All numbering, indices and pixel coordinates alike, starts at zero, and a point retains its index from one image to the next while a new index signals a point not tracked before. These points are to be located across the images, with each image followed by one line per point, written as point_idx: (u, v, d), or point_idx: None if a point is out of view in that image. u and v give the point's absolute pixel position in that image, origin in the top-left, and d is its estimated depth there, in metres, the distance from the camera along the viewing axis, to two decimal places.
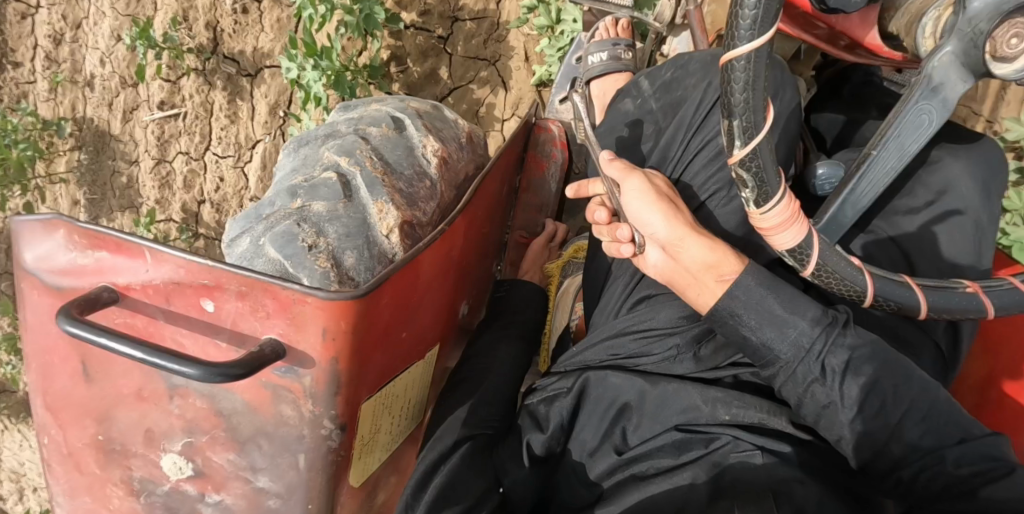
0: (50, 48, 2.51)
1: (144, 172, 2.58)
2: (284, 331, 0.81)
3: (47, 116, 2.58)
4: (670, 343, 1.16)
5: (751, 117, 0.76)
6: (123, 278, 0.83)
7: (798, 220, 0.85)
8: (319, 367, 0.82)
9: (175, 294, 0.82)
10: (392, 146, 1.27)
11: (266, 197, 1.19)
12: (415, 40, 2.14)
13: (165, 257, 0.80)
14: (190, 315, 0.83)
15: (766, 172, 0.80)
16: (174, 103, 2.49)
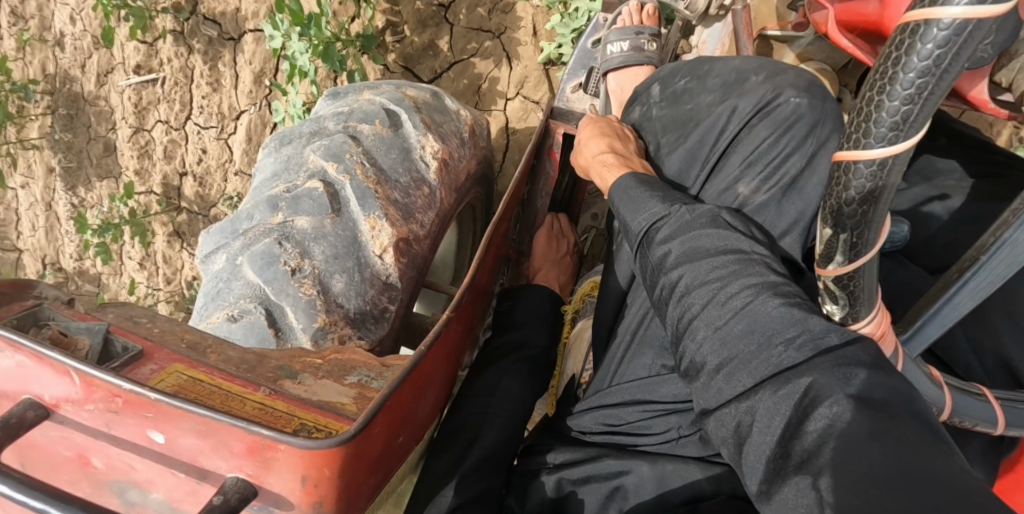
0: (15, 2, 2.32)
1: (122, 140, 2.42)
2: (251, 470, 0.61)
3: (16, 77, 2.40)
4: (670, 422, 1.04)
5: (860, 231, 0.71)
6: (53, 394, 0.63)
7: (888, 339, 0.81)
8: (300, 510, 0.63)
9: (116, 422, 0.63)
10: (385, 148, 1.13)
11: (243, 208, 1.06)
12: (414, 6, 1.98)
13: (89, 377, 0.61)
14: (136, 444, 0.64)
15: (862, 291, 0.77)
16: (152, 68, 2.31)
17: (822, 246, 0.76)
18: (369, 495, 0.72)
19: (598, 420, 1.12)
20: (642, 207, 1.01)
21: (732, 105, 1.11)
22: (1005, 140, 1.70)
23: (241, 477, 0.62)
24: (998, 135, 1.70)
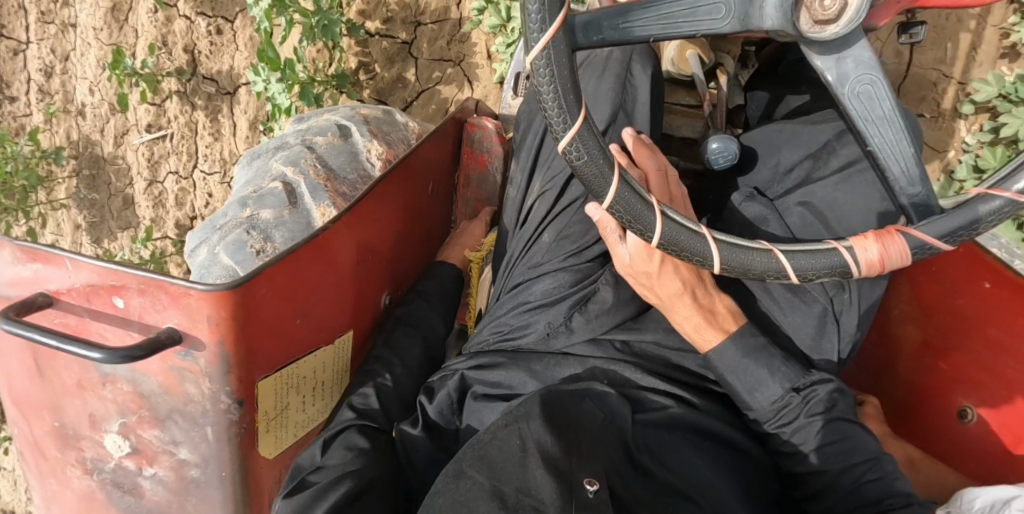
0: (42, 81, 2.59)
1: (139, 193, 2.68)
2: (178, 319, 0.71)
3: (46, 145, 2.67)
4: (548, 317, 1.05)
5: (613, 197, 0.76)
6: (54, 280, 0.75)
7: (890, 251, 0.79)
8: (210, 350, 0.72)
9: (91, 295, 0.74)
10: (336, 154, 1.36)
11: (221, 209, 1.29)
12: (380, 46, 2.22)
13: (78, 260, 0.72)
14: (107, 314, 0.74)
15: (694, 249, 0.79)
16: (161, 125, 2.56)
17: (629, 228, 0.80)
18: (268, 353, 0.78)
19: (491, 331, 1.10)
20: (763, 388, 0.98)
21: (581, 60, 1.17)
22: (948, 98, 1.79)
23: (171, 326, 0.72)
24: (941, 94, 1.79)
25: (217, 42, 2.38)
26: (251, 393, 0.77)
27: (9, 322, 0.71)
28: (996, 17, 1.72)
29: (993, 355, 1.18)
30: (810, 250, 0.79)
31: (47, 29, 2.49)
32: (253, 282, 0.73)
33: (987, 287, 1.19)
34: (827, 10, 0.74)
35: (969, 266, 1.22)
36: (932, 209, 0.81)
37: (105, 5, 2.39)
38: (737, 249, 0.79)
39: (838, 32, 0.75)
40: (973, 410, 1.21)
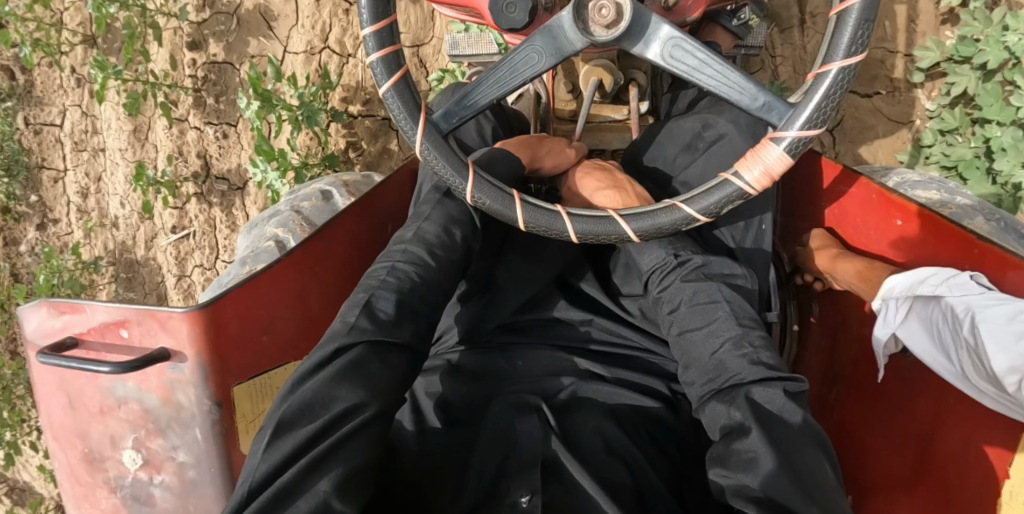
0: (80, 201, 2.68)
1: (169, 288, 2.69)
2: (171, 340, 0.95)
3: (85, 257, 2.73)
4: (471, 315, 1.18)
5: (459, 175, 0.95)
6: (78, 328, 0.98)
7: (760, 166, 0.90)
8: (194, 361, 0.96)
9: (106, 332, 0.97)
10: (319, 213, 1.58)
11: (226, 273, 1.52)
12: (364, 125, 2.42)
13: (95, 305, 0.95)
14: (117, 346, 0.97)
15: (603, 230, 0.93)
16: (184, 225, 2.62)
17: (537, 223, 0.94)
18: (243, 366, 1.01)
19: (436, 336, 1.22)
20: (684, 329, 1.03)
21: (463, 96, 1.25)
22: (900, 71, 1.81)
23: (164, 347, 0.95)
24: (891, 69, 1.81)
25: (224, 145, 2.48)
26: (227, 396, 0.99)
27: (48, 357, 0.95)
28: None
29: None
30: (707, 189, 0.92)
31: (81, 156, 2.61)
32: (218, 307, 0.96)
33: (899, 225, 1.20)
34: (605, 16, 0.89)
35: (879, 208, 1.23)
36: (782, 108, 0.90)
37: (128, 126, 2.53)
38: (645, 218, 0.93)
39: (626, 25, 0.90)
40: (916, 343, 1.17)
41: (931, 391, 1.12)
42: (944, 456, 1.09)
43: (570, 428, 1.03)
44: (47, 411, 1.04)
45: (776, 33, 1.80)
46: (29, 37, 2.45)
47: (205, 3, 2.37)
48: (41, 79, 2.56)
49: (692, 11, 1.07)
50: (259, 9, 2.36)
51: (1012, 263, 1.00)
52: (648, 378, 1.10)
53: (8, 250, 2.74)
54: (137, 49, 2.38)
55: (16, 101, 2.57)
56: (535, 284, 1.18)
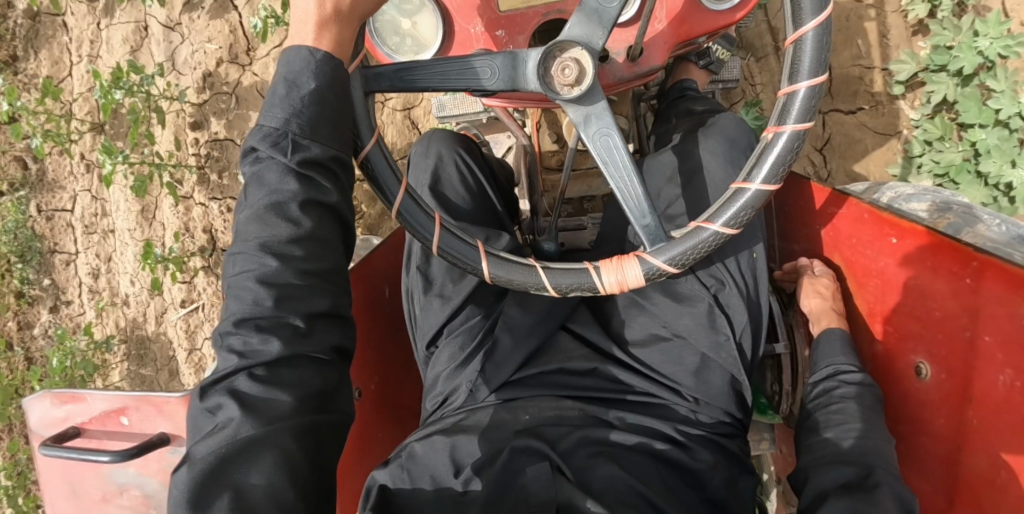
0: (92, 281, 2.53)
1: (182, 363, 2.48)
2: (169, 424, 0.95)
3: (98, 337, 2.54)
4: (467, 372, 1.03)
5: (382, 180, 0.89)
6: (80, 418, 0.97)
7: (617, 278, 0.89)
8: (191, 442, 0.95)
9: (107, 422, 0.97)
10: None
11: None
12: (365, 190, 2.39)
13: (95, 394, 0.96)
14: (116, 434, 0.97)
15: (461, 258, 0.91)
16: (193, 298, 2.44)
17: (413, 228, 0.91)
18: None
19: (432, 401, 1.06)
20: (710, 376, 0.99)
21: (434, 147, 1.23)
22: (879, 85, 1.75)
23: (164, 432, 0.95)
24: (871, 84, 1.76)
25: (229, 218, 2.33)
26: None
27: (49, 449, 0.93)
28: (892, 3, 1.73)
29: (919, 299, 1.03)
30: (565, 268, 0.90)
31: (91, 238, 2.49)
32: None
33: (895, 242, 1.06)
34: (569, 77, 0.86)
35: (873, 226, 1.10)
36: (659, 236, 0.89)
37: (136, 206, 2.42)
38: (504, 266, 0.91)
39: (580, 91, 0.87)
40: (928, 364, 1.03)
41: (953, 408, 0.99)
42: (977, 475, 0.96)
43: (582, 474, 0.93)
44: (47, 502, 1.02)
45: (753, 63, 1.83)
46: (40, 129, 2.40)
47: (206, 85, 2.29)
48: (52, 167, 2.50)
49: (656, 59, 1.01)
50: (257, 86, 2.29)
51: (1017, 273, 0.89)
52: (655, 420, 0.97)
53: (22, 334, 2.60)
54: (141, 132, 2.30)
55: (29, 189, 2.50)
56: (529, 340, 1.04)
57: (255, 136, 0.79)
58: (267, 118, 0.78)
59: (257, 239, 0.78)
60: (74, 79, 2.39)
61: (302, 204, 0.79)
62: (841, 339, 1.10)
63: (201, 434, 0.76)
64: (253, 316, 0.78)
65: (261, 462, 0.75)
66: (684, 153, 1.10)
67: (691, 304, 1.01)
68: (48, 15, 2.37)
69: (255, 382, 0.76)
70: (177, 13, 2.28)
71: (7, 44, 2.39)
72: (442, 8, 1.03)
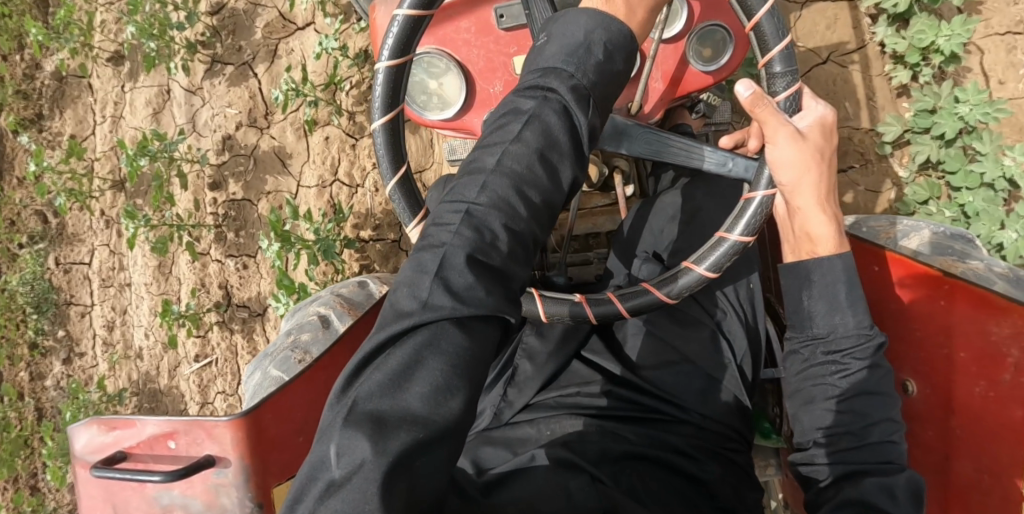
0: (106, 334, 2.50)
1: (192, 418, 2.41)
2: (213, 446, 1.01)
3: (110, 391, 2.49)
4: (498, 393, 1.16)
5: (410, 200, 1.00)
6: (128, 441, 1.03)
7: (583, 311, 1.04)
8: (235, 464, 1.01)
9: (154, 444, 1.02)
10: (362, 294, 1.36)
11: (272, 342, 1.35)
12: (376, 248, 2.16)
13: (145, 418, 1.02)
14: (161, 456, 1.03)
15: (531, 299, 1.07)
16: (207, 352, 2.38)
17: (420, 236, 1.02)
18: (283, 466, 1.05)
19: None
20: (712, 396, 1.11)
21: None
22: (869, 146, 1.82)
23: (209, 453, 1.01)
24: (861, 145, 1.82)
25: (245, 274, 2.31)
26: (267, 495, 1.02)
27: (100, 470, 0.99)
28: (876, 67, 1.82)
29: (898, 323, 1.15)
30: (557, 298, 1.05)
31: (107, 291, 2.48)
32: (259, 412, 1.02)
33: (876, 269, 1.17)
34: None
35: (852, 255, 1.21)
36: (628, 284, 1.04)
37: (152, 262, 2.40)
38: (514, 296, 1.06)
39: None
40: (913, 381, 1.13)
41: (936, 421, 1.10)
42: (967, 478, 1.07)
43: (613, 478, 1.03)
44: None
45: None
46: (63, 188, 2.41)
47: (224, 147, 2.29)
48: (71, 223, 2.49)
49: (654, 114, 1.10)
50: (276, 150, 2.25)
51: (986, 296, 1.03)
52: (665, 434, 1.08)
53: (33, 385, 2.55)
54: (162, 195, 2.30)
55: (48, 242, 2.49)
56: (548, 365, 1.15)
57: (563, 80, 0.85)
58: (567, 64, 0.85)
59: (514, 174, 0.82)
60: (96, 138, 2.42)
61: (569, 176, 0.86)
62: (843, 289, 1.00)
63: (390, 374, 0.74)
64: (473, 248, 0.79)
65: (450, 429, 0.75)
66: (691, 196, 1.20)
67: (692, 330, 1.12)
68: (74, 77, 2.41)
69: (463, 346, 0.77)
70: (198, 78, 2.30)
71: (34, 103, 2.45)
72: (465, 69, 1.05)
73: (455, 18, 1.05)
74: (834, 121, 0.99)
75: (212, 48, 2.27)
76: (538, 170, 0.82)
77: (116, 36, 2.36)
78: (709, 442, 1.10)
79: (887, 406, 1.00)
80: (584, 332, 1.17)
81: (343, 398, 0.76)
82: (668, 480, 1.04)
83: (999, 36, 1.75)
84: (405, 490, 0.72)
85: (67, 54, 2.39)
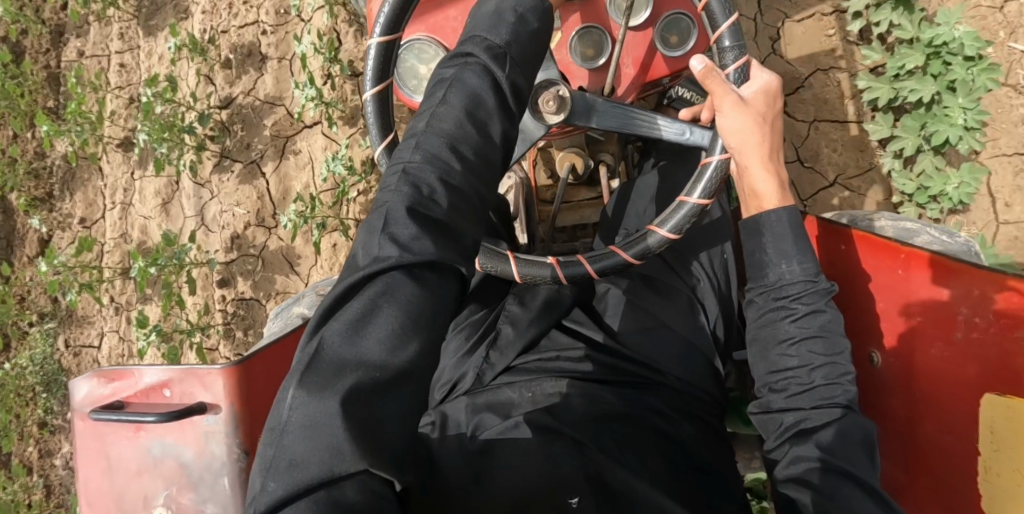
0: None
1: None
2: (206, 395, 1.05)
3: None
4: (478, 356, 1.16)
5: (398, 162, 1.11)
6: (126, 391, 1.07)
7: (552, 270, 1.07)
8: (225, 411, 1.04)
9: (151, 393, 1.07)
10: None
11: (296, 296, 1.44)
12: None
13: (144, 368, 1.07)
14: (157, 406, 1.07)
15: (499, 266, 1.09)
16: None
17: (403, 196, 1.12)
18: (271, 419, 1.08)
19: (442, 387, 1.16)
20: (689, 358, 1.16)
21: None
22: None
23: (202, 401, 1.05)
24: None
25: None
26: (254, 445, 1.05)
27: (98, 415, 1.03)
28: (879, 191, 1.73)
29: (864, 299, 1.19)
30: (531, 261, 1.08)
31: None
32: (253, 360, 1.06)
33: (842, 247, 1.22)
34: (552, 107, 1.06)
35: (819, 236, 1.26)
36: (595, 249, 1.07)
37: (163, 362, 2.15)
38: (487, 256, 1.09)
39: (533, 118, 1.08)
40: (880, 354, 1.16)
41: (901, 390, 1.13)
42: (931, 445, 1.09)
43: (600, 441, 1.04)
44: (83, 479, 1.08)
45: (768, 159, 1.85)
46: (75, 280, 2.17)
47: (233, 244, 2.07)
48: (82, 308, 2.28)
49: (627, 96, 1.21)
50: (287, 250, 2.04)
51: (940, 263, 1.08)
52: (645, 394, 1.13)
53: (42, 462, 2.31)
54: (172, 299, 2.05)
55: (58, 322, 2.30)
56: (530, 329, 1.16)
57: (477, 45, 0.89)
58: (484, 32, 0.89)
59: (446, 135, 0.84)
60: (106, 222, 2.24)
61: (500, 128, 0.86)
62: (790, 239, 1.03)
63: (348, 322, 0.75)
64: (419, 204, 0.80)
65: (411, 373, 0.76)
66: (667, 176, 1.30)
67: (669, 298, 1.18)
68: (85, 161, 2.26)
69: (417, 292, 0.77)
70: (207, 173, 2.11)
71: (46, 182, 2.31)
72: (453, 53, 1.17)
73: (444, 8, 1.18)
74: (779, 88, 1.05)
75: (220, 143, 2.09)
76: (467, 128, 0.84)
77: (125, 121, 2.20)
78: (686, 402, 1.14)
79: (841, 350, 1.01)
80: (567, 304, 1.17)
81: (310, 345, 0.77)
82: (648, 445, 1.07)
83: (1007, 157, 1.64)
84: (374, 429, 0.73)
85: (74, 142, 2.21)
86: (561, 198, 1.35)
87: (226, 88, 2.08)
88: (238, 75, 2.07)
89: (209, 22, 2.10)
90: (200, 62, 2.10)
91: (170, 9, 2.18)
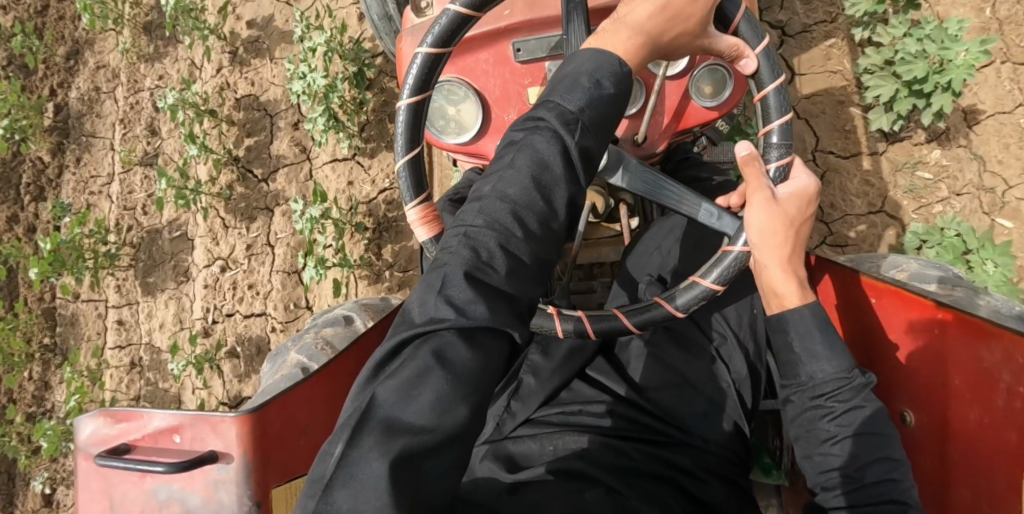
0: None
1: None
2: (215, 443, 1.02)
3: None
4: (501, 405, 1.18)
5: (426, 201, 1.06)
6: (134, 435, 1.04)
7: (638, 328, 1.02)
8: (237, 460, 1.01)
9: (159, 437, 1.04)
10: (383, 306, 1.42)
11: (292, 337, 1.37)
12: None
13: (154, 412, 1.04)
14: (164, 451, 1.04)
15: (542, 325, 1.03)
16: None
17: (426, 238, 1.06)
18: (282, 467, 1.05)
19: None
20: (712, 416, 1.10)
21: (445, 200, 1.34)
22: None
23: (212, 449, 1.02)
24: None
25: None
26: (266, 495, 1.03)
27: (105, 460, 1.00)
28: None
29: (896, 351, 1.16)
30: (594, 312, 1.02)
31: None
32: (266, 410, 1.03)
33: (873, 300, 1.18)
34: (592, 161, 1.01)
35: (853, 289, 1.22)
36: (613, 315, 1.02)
37: None
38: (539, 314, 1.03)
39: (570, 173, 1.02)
40: (911, 413, 1.14)
41: (932, 451, 1.11)
42: (963, 511, 1.06)
43: (636, 496, 1.04)
44: None
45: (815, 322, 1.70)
46: None
47: None
48: None
49: (659, 143, 1.16)
50: None
51: (975, 323, 1.03)
52: (668, 454, 1.09)
53: None
54: None
55: None
56: (552, 380, 1.16)
57: (549, 110, 0.84)
58: (556, 94, 0.85)
59: (510, 201, 0.80)
60: None
61: (567, 195, 0.82)
62: (817, 335, 1.00)
63: (397, 385, 0.71)
64: (478, 266, 0.76)
65: (458, 438, 0.72)
66: (695, 222, 1.24)
67: (694, 356, 1.13)
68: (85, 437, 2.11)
69: (471, 359, 0.74)
70: None
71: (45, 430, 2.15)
72: (482, 97, 1.15)
73: (475, 50, 1.14)
74: (816, 191, 1.02)
75: None
76: (533, 196, 0.80)
77: (128, 389, 2.13)
78: (715, 459, 1.10)
79: (883, 444, 0.98)
80: (590, 351, 1.17)
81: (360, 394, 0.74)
82: (674, 505, 1.05)
83: None
84: (417, 499, 0.69)
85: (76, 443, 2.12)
86: (581, 239, 1.31)
87: (235, 385, 2.03)
88: (248, 371, 2.02)
89: (211, 299, 2.07)
90: (207, 368, 2.05)
91: (169, 268, 2.13)
